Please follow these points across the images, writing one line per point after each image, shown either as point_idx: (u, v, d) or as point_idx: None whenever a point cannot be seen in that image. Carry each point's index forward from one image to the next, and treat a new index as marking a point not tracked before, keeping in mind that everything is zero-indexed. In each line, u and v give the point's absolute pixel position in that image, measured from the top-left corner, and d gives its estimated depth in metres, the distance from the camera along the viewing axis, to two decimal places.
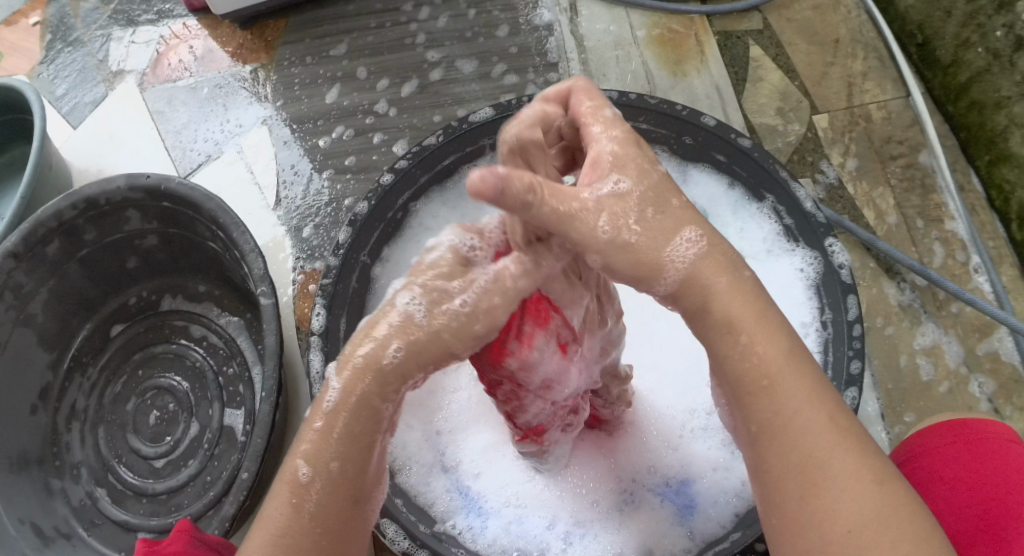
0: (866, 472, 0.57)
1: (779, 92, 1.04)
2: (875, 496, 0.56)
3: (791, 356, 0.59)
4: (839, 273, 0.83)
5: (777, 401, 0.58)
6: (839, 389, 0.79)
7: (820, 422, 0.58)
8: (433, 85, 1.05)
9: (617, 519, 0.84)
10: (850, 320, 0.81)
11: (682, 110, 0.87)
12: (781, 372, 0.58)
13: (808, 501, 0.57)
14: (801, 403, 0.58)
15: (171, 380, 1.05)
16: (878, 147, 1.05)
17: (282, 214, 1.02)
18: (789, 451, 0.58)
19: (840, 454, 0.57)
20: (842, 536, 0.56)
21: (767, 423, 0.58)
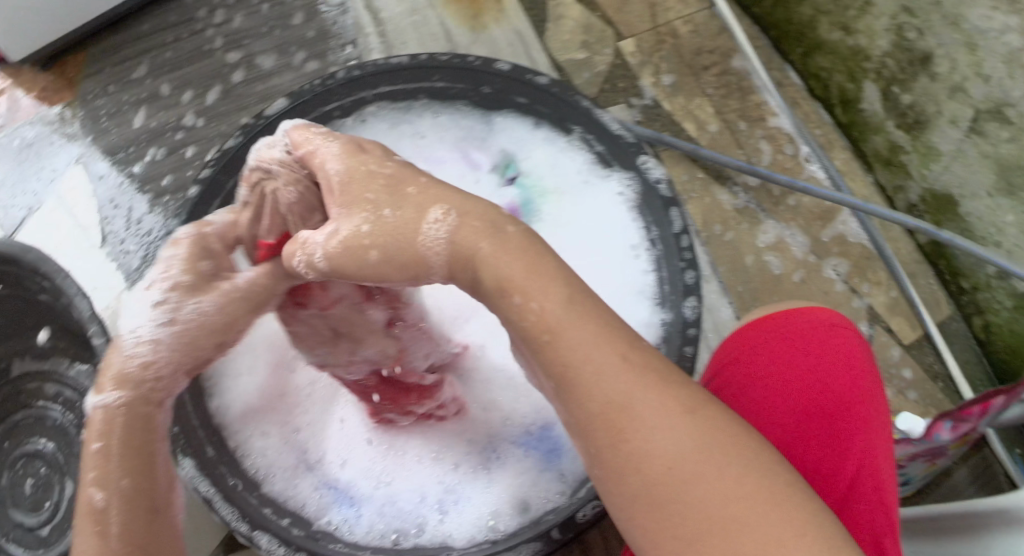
0: (675, 406, 0.58)
1: (581, 26, 1.04)
2: (684, 431, 0.58)
3: (578, 309, 0.61)
4: (658, 188, 0.85)
5: (565, 350, 0.60)
6: (678, 302, 0.83)
7: (615, 363, 0.59)
8: (236, 89, 1.03)
9: (488, 477, 0.85)
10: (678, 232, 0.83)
11: (474, 60, 0.89)
12: (560, 323, 0.60)
13: (619, 445, 0.58)
14: (589, 347, 0.60)
15: (37, 443, 1.02)
16: (689, 61, 1.05)
17: (109, 251, 1.00)
18: (593, 396, 0.59)
19: (637, 390, 0.59)
20: (662, 470, 0.57)
21: (560, 375, 0.60)
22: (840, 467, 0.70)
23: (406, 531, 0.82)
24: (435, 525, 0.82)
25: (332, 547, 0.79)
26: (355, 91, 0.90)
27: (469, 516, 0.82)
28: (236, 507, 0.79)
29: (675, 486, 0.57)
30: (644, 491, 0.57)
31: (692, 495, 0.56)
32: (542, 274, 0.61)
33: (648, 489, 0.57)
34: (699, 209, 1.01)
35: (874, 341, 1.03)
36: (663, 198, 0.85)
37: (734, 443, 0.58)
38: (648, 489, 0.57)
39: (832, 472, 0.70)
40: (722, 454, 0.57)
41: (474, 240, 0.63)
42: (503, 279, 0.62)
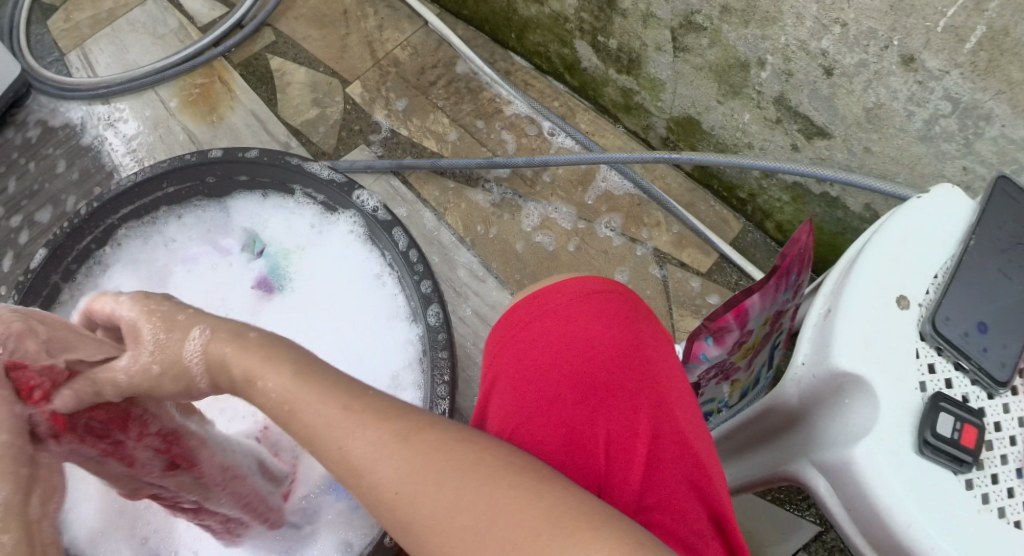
0: (390, 435, 0.56)
1: (308, 86, 1.11)
2: (407, 458, 0.55)
3: (297, 380, 0.59)
4: (377, 215, 0.90)
5: (297, 415, 0.58)
6: (423, 311, 0.87)
7: (327, 414, 0.57)
8: (25, 249, 1.08)
9: (312, 529, 0.89)
10: (406, 249, 0.89)
11: (190, 156, 0.95)
12: (292, 393, 0.59)
13: (362, 489, 0.55)
14: (316, 402, 0.58)
15: None
16: (414, 82, 1.10)
17: None
18: (325, 451, 0.57)
19: (364, 427, 0.56)
20: (400, 503, 0.54)
21: (289, 424, 0.59)
22: (633, 439, 0.59)
23: None
24: None
25: None
26: (100, 221, 0.94)
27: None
28: None
29: (411, 512, 0.53)
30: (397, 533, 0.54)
31: (432, 518, 0.53)
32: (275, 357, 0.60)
33: (402, 523, 0.54)
34: (458, 215, 1.03)
35: (670, 281, 1.03)
36: (382, 222, 0.89)
37: (447, 460, 0.54)
38: (397, 529, 0.54)
39: (633, 448, 0.59)
40: (440, 465, 0.54)
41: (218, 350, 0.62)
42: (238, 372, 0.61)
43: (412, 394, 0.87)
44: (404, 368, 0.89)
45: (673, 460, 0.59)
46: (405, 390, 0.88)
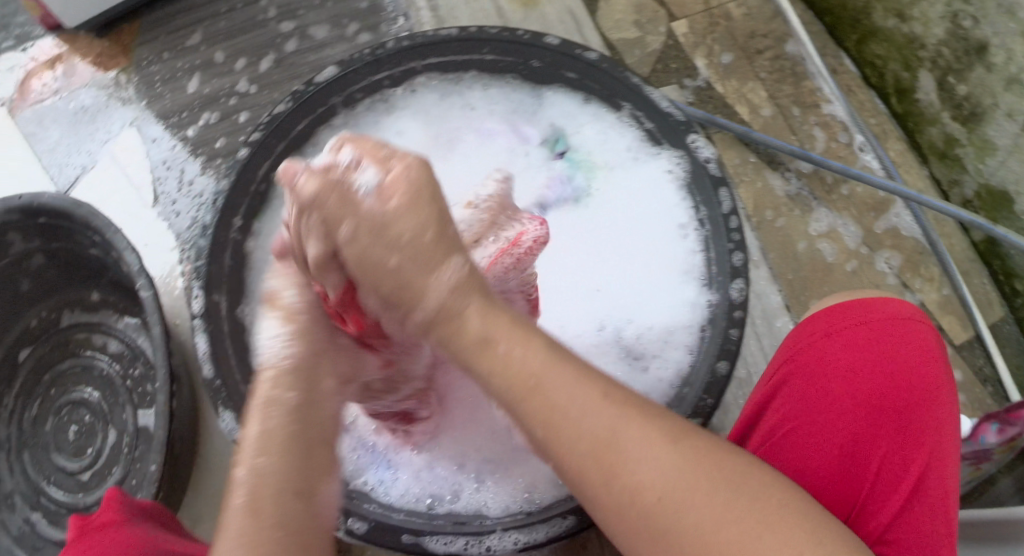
0: (658, 431, 0.59)
1: (633, 6, 1.05)
2: (673, 466, 0.58)
3: (557, 366, 0.61)
4: (707, 167, 0.84)
5: (543, 391, 0.60)
6: (725, 283, 0.81)
7: (588, 399, 0.60)
8: (288, 58, 1.04)
9: (526, 450, 0.86)
10: (726, 213, 0.82)
11: (525, 34, 0.88)
12: (542, 366, 0.61)
13: (613, 479, 0.58)
14: (568, 384, 0.60)
15: (83, 392, 1.04)
16: (742, 44, 1.06)
17: (161, 211, 1.02)
18: (571, 428, 0.59)
19: (621, 423, 0.59)
20: (657, 506, 0.57)
21: (548, 411, 0.60)
22: (903, 470, 0.68)
23: (441, 496, 0.84)
24: (470, 493, 0.85)
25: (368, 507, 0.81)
26: (405, 62, 0.90)
27: (504, 489, 0.84)
28: None
29: (672, 519, 0.57)
30: (644, 522, 0.57)
31: (697, 529, 0.56)
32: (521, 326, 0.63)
33: (645, 526, 0.57)
34: (751, 193, 1.03)
35: None
36: (711, 177, 0.83)
37: (747, 473, 0.58)
38: (645, 521, 0.57)
39: (906, 479, 0.67)
40: (712, 479, 0.57)
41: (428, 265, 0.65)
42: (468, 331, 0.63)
43: (681, 357, 0.84)
44: (680, 328, 0.85)
45: (931, 500, 0.67)
46: (674, 350, 0.84)
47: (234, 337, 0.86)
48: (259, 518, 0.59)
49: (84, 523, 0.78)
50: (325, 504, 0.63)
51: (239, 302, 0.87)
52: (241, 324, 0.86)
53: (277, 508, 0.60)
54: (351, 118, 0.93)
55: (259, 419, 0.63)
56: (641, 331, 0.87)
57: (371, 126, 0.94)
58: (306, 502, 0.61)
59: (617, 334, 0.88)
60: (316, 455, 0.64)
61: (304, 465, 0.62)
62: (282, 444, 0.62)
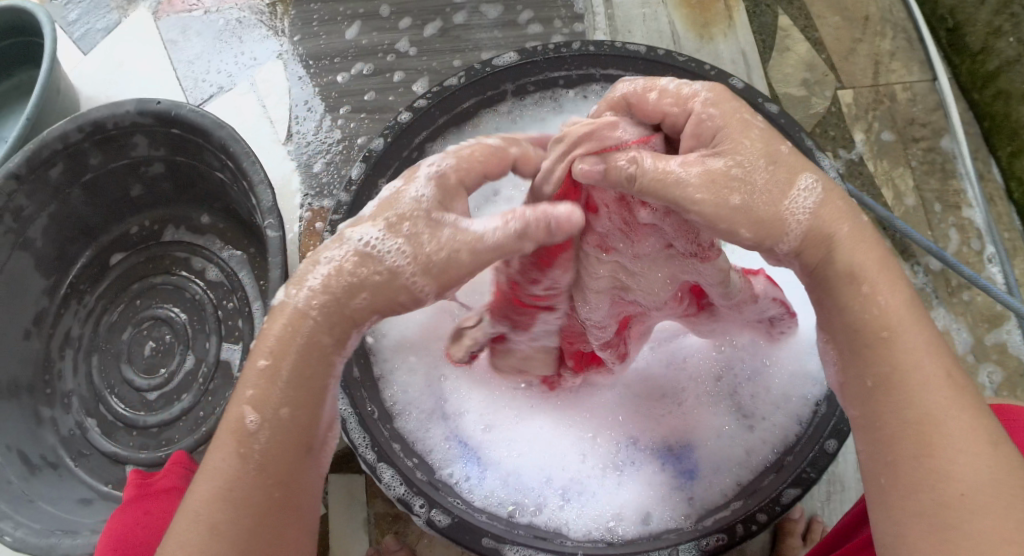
0: (981, 435, 0.55)
1: (805, 64, 1.05)
2: (991, 462, 0.54)
3: (914, 335, 0.57)
4: None
5: (899, 355, 0.57)
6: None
7: (938, 381, 0.56)
8: (455, 30, 1.04)
9: (617, 480, 0.82)
10: None
11: (710, 70, 0.87)
12: (901, 323, 0.58)
13: (921, 459, 0.55)
14: (921, 354, 0.57)
15: (169, 311, 1.03)
16: (900, 128, 1.05)
17: (291, 149, 1.01)
18: (908, 401, 0.56)
19: (958, 408, 0.55)
20: (959, 496, 0.53)
21: (883, 374, 0.57)
22: None
23: (523, 506, 0.80)
24: (553, 509, 0.81)
25: (451, 500, 0.77)
26: (585, 66, 0.89)
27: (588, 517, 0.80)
28: (367, 432, 0.77)
29: (966, 513, 0.53)
30: (928, 506, 0.54)
31: (980, 532, 0.52)
32: (892, 272, 0.59)
33: (937, 511, 0.54)
34: None
35: None
36: None
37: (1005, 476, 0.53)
38: (933, 509, 0.54)
39: None
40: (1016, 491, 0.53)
41: (834, 222, 0.60)
42: (851, 270, 0.59)
43: (788, 424, 0.82)
44: (796, 396, 0.83)
45: None
46: (784, 415, 0.83)
47: None
48: (245, 462, 0.57)
49: (144, 482, 0.81)
50: (315, 464, 0.61)
51: None
52: None
53: (272, 451, 0.58)
54: (515, 108, 0.92)
55: (270, 361, 0.59)
56: (757, 391, 0.84)
57: (535, 123, 0.93)
58: (303, 460, 0.59)
59: (731, 387, 0.85)
60: (318, 407, 0.60)
61: (313, 422, 0.60)
62: (290, 399, 0.59)
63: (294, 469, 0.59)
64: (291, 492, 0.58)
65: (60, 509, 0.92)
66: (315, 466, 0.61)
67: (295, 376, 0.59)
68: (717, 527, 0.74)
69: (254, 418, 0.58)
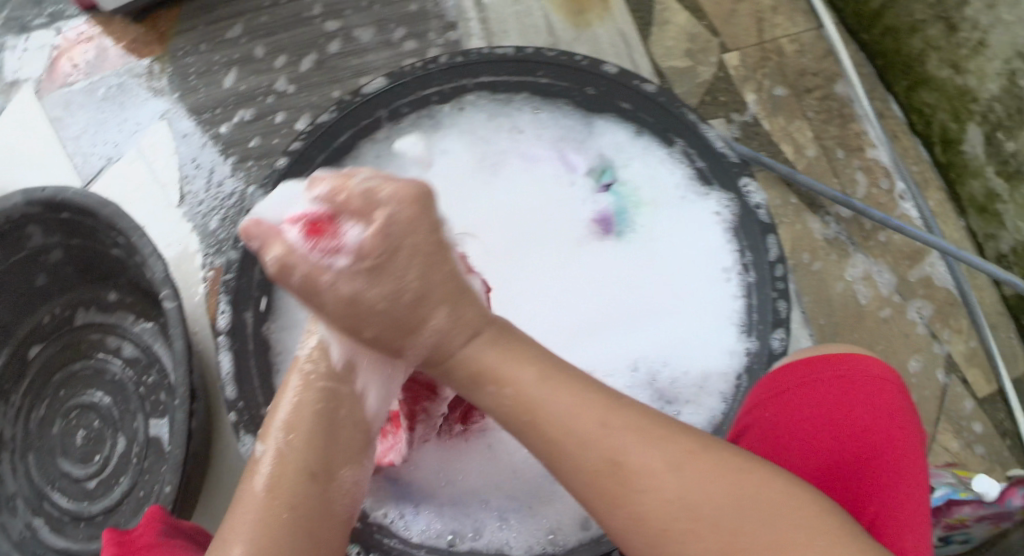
0: (675, 450, 0.62)
1: (686, 34, 1.03)
2: (716, 485, 0.60)
3: (611, 427, 0.62)
4: (758, 214, 0.83)
5: (542, 418, 0.64)
6: (765, 332, 0.81)
7: (632, 436, 0.62)
8: (331, 60, 1.00)
9: (552, 489, 0.81)
10: (772, 261, 0.82)
11: (581, 60, 0.88)
12: (596, 433, 0.62)
13: (658, 538, 0.60)
14: (591, 408, 0.63)
15: (94, 396, 1.01)
16: (791, 81, 1.04)
17: (186, 211, 0.97)
18: (611, 471, 0.61)
19: (638, 444, 0.62)
20: (672, 523, 0.60)
21: (615, 464, 0.61)
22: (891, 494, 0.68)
23: (462, 534, 0.79)
24: (492, 532, 0.79)
25: (386, 541, 0.78)
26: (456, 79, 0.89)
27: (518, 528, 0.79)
28: None
29: (682, 533, 0.59)
30: (686, 530, 0.59)
31: (701, 548, 0.59)
32: (553, 382, 0.65)
33: (659, 536, 0.60)
34: (790, 234, 1.00)
35: (949, 392, 0.96)
36: (761, 224, 0.83)
37: (774, 489, 0.60)
38: (671, 542, 0.59)
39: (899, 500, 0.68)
40: (753, 508, 0.59)
41: (484, 352, 0.67)
42: (477, 367, 0.66)
43: (715, 405, 0.82)
44: (716, 374, 0.83)
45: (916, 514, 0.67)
46: (709, 396, 0.82)
47: (257, 354, 0.83)
48: (271, 502, 0.65)
49: (123, 540, 0.73)
50: (339, 490, 0.69)
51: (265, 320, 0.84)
52: (265, 341, 0.84)
53: (294, 488, 0.66)
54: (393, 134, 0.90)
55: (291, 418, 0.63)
56: (678, 375, 0.84)
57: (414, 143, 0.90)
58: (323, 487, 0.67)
59: (651, 375, 0.84)
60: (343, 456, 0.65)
61: (328, 450, 0.69)
62: (303, 433, 0.68)
63: (315, 501, 0.67)
64: (309, 517, 0.66)
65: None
66: (342, 494, 0.69)
67: (313, 416, 0.69)
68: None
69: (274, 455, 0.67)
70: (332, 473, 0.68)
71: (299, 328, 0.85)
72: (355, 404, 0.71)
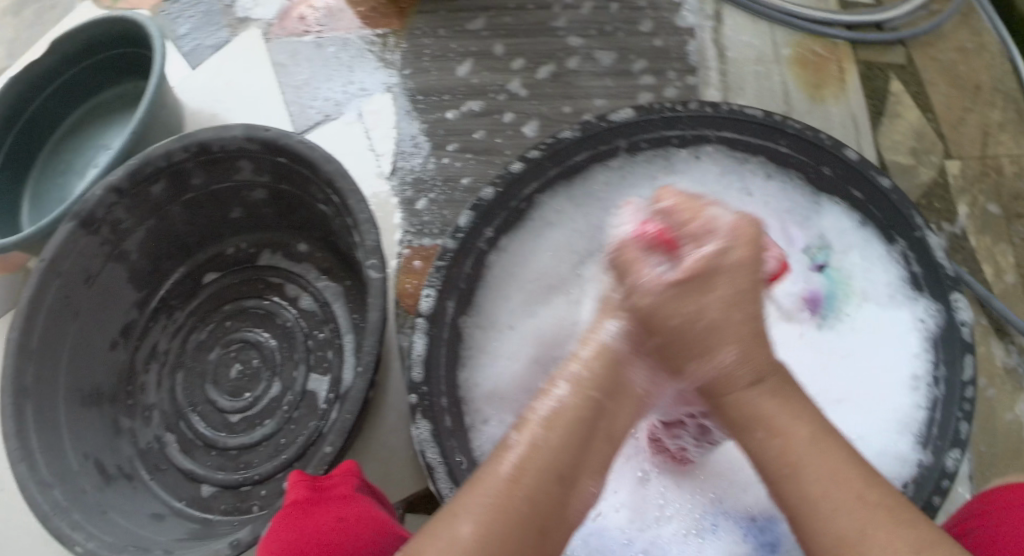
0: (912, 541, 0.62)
1: (914, 132, 1.06)
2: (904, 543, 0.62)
3: (868, 501, 0.64)
4: (960, 330, 0.82)
5: (799, 477, 0.65)
6: (942, 449, 0.79)
7: (837, 493, 0.64)
8: (567, 75, 1.00)
9: (697, 546, 0.83)
10: (964, 381, 0.80)
11: (825, 140, 0.87)
12: (800, 456, 0.65)
13: None
14: (816, 456, 0.65)
15: (258, 335, 1.03)
16: (1006, 203, 1.06)
17: (394, 185, 0.98)
18: (822, 527, 0.63)
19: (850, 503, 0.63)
20: None
21: (809, 509, 0.64)
22: None
23: None
24: None
25: None
26: (700, 127, 0.88)
27: (639, 496, 0.86)
28: (456, 482, 0.78)
29: None
30: None
31: None
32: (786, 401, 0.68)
33: None
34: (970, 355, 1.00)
35: None
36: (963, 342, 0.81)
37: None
38: None
39: None
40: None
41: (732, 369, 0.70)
42: (753, 410, 0.68)
43: None
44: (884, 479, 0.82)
45: None
46: None
47: (449, 345, 0.83)
48: (514, 485, 0.65)
49: (318, 484, 0.74)
50: (578, 498, 0.68)
51: (462, 311, 0.85)
52: (459, 331, 0.84)
53: (537, 483, 0.65)
54: (626, 165, 0.90)
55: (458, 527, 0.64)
56: None
57: (645, 179, 0.91)
58: (562, 489, 0.66)
59: None
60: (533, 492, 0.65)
61: (576, 457, 0.68)
62: (563, 430, 0.68)
63: (555, 499, 0.66)
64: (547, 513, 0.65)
65: (134, 523, 0.93)
66: (578, 503, 0.68)
67: (575, 420, 0.68)
68: None
69: (512, 467, 0.66)
70: (575, 481, 0.67)
71: (495, 329, 0.88)
72: (614, 419, 0.71)
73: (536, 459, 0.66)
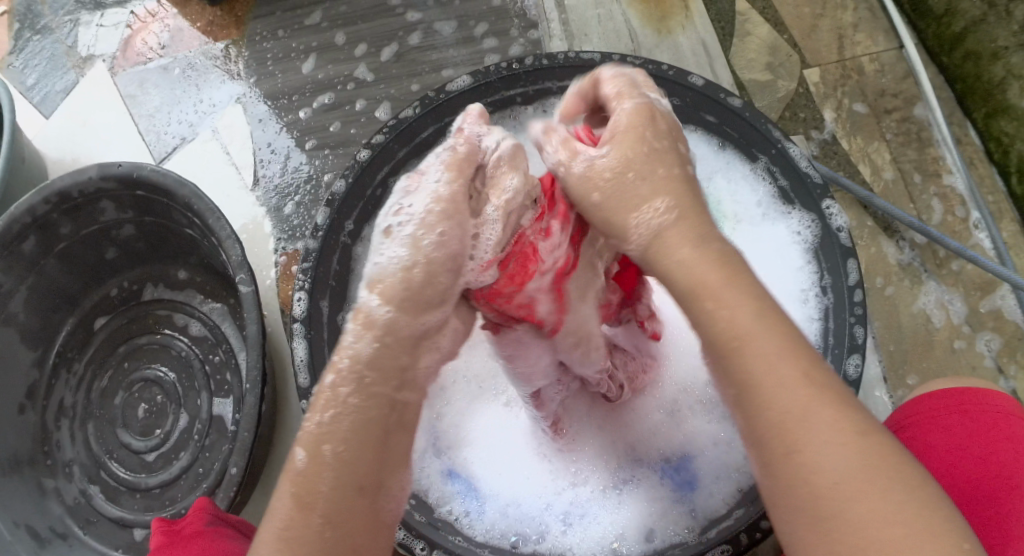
0: (847, 428, 0.55)
1: (767, 47, 1.04)
2: (857, 453, 0.55)
3: (813, 381, 0.57)
4: (838, 236, 0.80)
5: (751, 351, 0.57)
6: (840, 357, 0.77)
7: (794, 380, 0.56)
8: (410, 52, 1.03)
9: (617, 500, 0.81)
10: (851, 285, 0.79)
11: (668, 69, 0.85)
12: (750, 331, 0.58)
13: (792, 457, 0.55)
14: (772, 359, 0.57)
15: (158, 371, 1.04)
16: (871, 101, 1.04)
17: (260, 194, 1.00)
18: (765, 408, 0.56)
19: (814, 403, 0.56)
20: (831, 492, 0.54)
21: (744, 383, 0.57)
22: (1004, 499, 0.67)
23: (526, 536, 0.80)
24: (556, 535, 0.80)
25: (452, 539, 0.76)
26: (540, 81, 0.87)
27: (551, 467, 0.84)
28: None
29: (844, 507, 0.54)
30: (808, 502, 0.55)
31: (860, 515, 0.53)
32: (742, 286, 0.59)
33: (816, 509, 0.54)
34: (865, 257, 1.00)
35: None
36: (841, 246, 0.80)
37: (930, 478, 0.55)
38: (806, 499, 0.55)
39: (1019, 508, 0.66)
40: (894, 474, 0.54)
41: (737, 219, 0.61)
42: (700, 281, 0.60)
43: None
44: None
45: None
46: None
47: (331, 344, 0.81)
48: (307, 511, 0.58)
49: (171, 528, 0.77)
50: (386, 501, 0.61)
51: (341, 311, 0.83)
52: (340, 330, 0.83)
53: (335, 497, 0.59)
54: None
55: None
56: None
57: None
58: (365, 500, 0.60)
59: None
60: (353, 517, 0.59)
61: (372, 460, 0.60)
62: (347, 435, 0.60)
63: (357, 515, 0.59)
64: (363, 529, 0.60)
65: None
66: (388, 503, 0.61)
67: (356, 422, 0.60)
68: (721, 539, 0.72)
69: (296, 485, 0.59)
70: (380, 486, 0.60)
71: None
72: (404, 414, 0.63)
73: (325, 476, 0.59)
